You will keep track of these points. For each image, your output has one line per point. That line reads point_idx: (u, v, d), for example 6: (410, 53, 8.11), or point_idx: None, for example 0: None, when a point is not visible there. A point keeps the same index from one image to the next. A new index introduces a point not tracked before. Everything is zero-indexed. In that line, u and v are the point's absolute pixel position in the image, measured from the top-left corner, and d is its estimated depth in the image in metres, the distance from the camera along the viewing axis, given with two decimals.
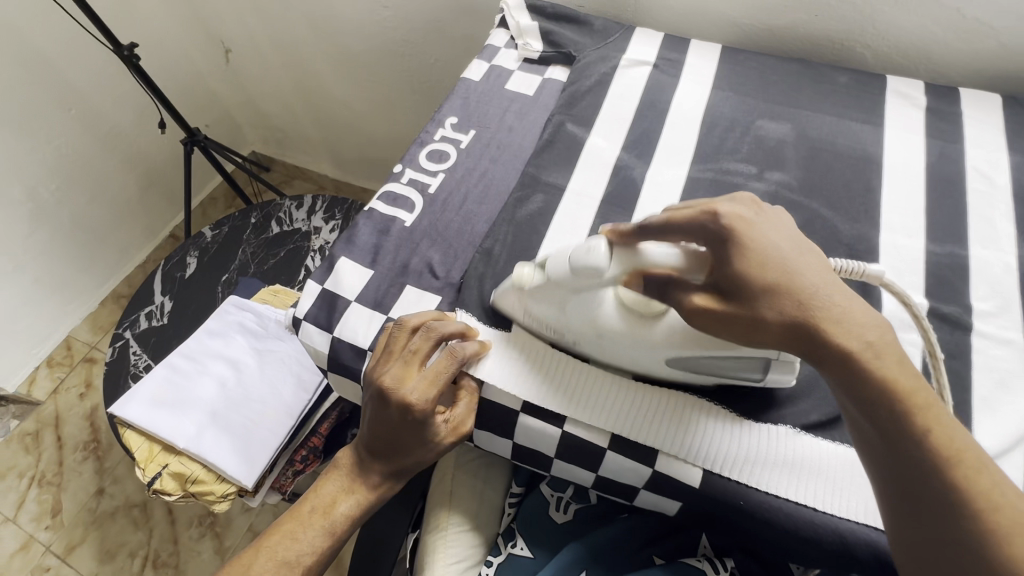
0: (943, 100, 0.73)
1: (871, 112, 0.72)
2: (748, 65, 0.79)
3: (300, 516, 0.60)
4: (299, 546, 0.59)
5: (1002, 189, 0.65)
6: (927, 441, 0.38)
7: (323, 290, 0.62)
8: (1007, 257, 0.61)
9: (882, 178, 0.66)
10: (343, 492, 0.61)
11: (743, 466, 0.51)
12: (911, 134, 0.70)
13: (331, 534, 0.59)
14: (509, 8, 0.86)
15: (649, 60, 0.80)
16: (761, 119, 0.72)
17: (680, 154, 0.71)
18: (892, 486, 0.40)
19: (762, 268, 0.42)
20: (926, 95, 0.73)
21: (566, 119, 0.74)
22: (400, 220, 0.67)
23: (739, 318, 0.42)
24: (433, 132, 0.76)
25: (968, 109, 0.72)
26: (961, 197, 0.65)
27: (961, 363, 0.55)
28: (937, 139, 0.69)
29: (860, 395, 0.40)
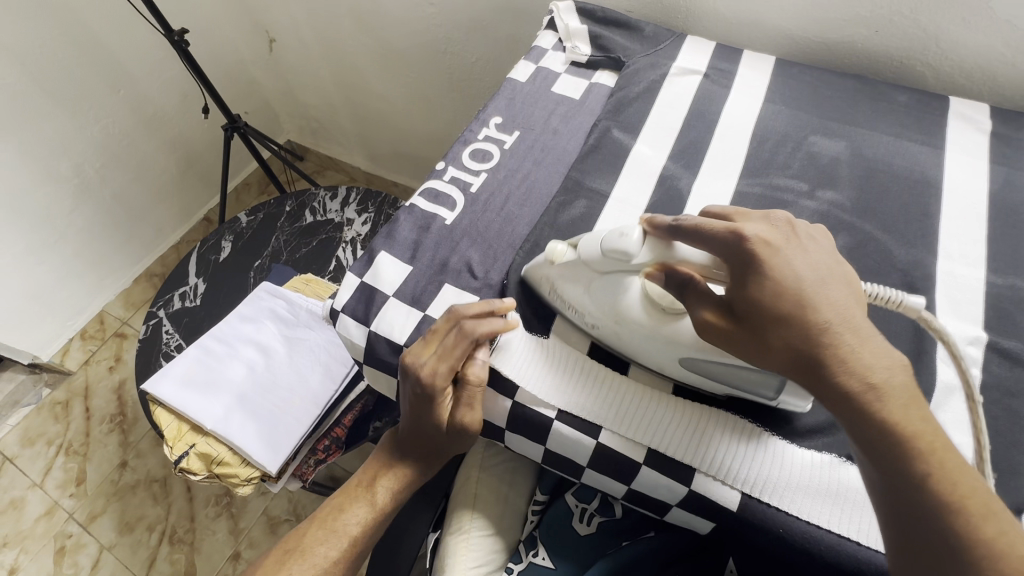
0: (1009, 125, 0.70)
1: (932, 134, 0.69)
2: (802, 79, 0.77)
3: (349, 490, 0.63)
4: (346, 517, 0.61)
5: None
6: (930, 488, 0.38)
7: (362, 282, 0.62)
8: None
9: (941, 202, 0.64)
10: (385, 470, 0.62)
11: (784, 492, 0.49)
12: (975, 159, 0.67)
13: (375, 507, 0.61)
14: (559, 11, 0.85)
15: (700, 69, 0.78)
16: (815, 135, 0.70)
17: (728, 166, 0.69)
18: (899, 530, 0.39)
19: (781, 294, 0.42)
20: (991, 119, 0.70)
21: (613, 125, 0.73)
22: (441, 218, 0.67)
23: (743, 341, 0.44)
24: (477, 131, 0.75)
25: None
26: None
27: (1020, 401, 0.52)
28: (1001, 165, 0.66)
29: (861, 438, 0.40)
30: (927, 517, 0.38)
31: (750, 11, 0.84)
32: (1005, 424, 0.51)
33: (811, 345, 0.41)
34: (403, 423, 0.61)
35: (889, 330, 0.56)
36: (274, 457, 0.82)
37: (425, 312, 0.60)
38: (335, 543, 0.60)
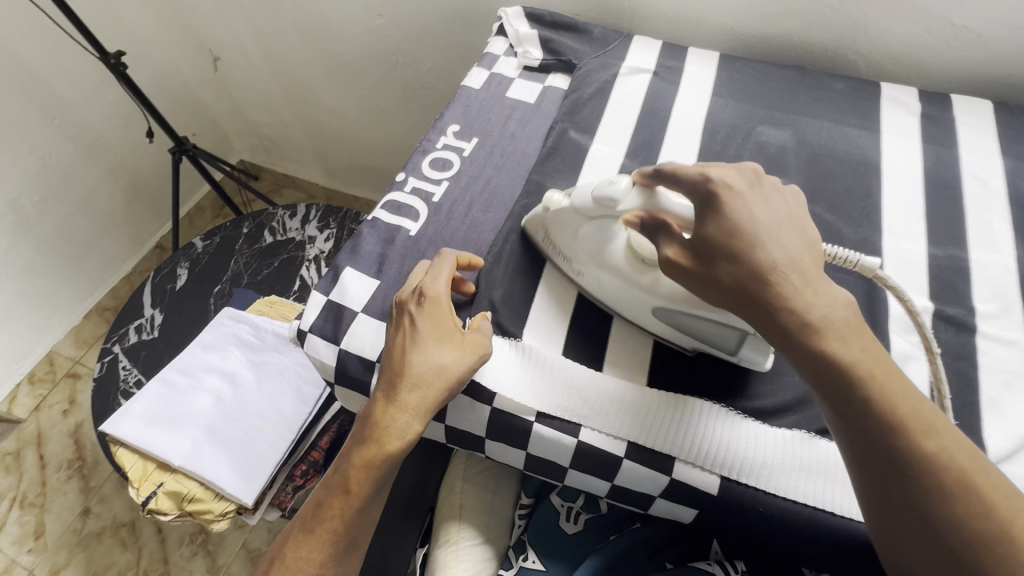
0: (937, 106, 0.74)
1: (868, 118, 0.73)
2: (745, 73, 0.80)
3: (329, 480, 0.54)
4: (326, 521, 0.53)
5: (998, 193, 0.67)
6: (874, 413, 0.39)
7: (329, 301, 0.61)
8: (1006, 260, 0.62)
9: (881, 182, 0.68)
10: (362, 445, 0.52)
11: (759, 471, 0.51)
12: (908, 140, 0.71)
13: (356, 492, 0.52)
14: (508, 17, 0.86)
15: (650, 68, 0.80)
16: (762, 125, 0.73)
17: (683, 160, 0.71)
18: (851, 457, 0.41)
19: (731, 235, 0.44)
20: (920, 102, 0.75)
21: (570, 126, 0.74)
22: (405, 229, 0.66)
23: (699, 277, 0.45)
24: (435, 140, 0.75)
25: (960, 115, 0.74)
26: (959, 201, 0.66)
27: (966, 364, 0.56)
28: (933, 145, 0.71)
29: (806, 369, 0.41)
30: (875, 441, 0.40)
31: (692, 11, 0.87)
32: (955, 386, 0.55)
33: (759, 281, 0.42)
34: (387, 376, 0.52)
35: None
36: (249, 488, 0.79)
37: None
38: (320, 535, 0.53)
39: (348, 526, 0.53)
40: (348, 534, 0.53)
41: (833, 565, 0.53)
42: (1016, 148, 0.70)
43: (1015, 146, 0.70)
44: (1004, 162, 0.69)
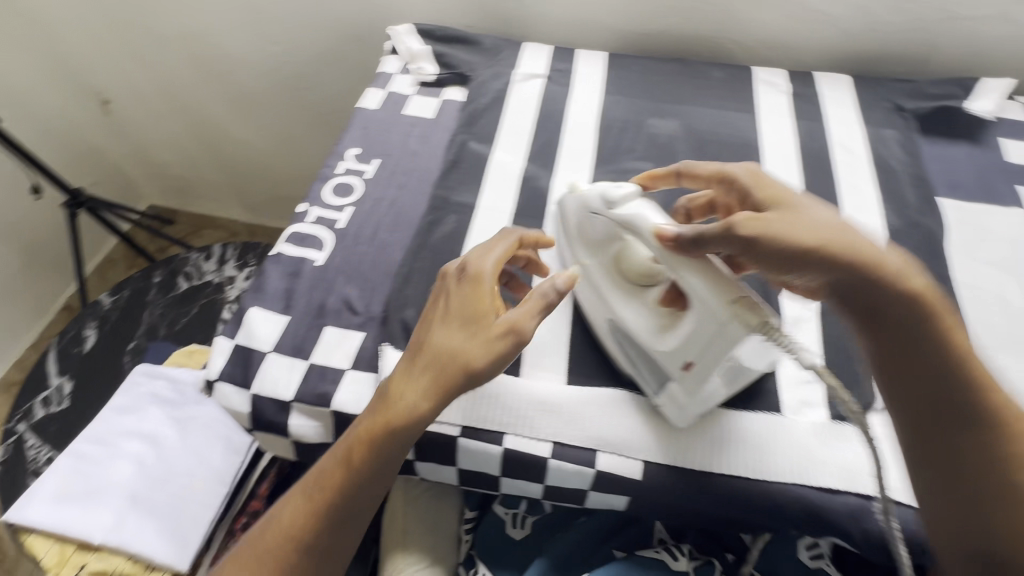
0: (803, 84, 0.81)
1: (745, 101, 0.79)
2: (632, 69, 0.83)
3: (319, 467, 0.51)
4: (296, 521, 0.50)
5: (863, 157, 0.73)
6: (966, 373, 0.46)
7: (236, 345, 0.59)
8: (876, 218, 0.67)
9: (762, 160, 0.72)
10: (367, 425, 0.49)
11: (680, 450, 0.53)
12: (782, 118, 0.77)
13: (341, 479, 0.49)
14: (398, 35, 0.86)
15: (542, 73, 0.82)
16: (651, 118, 0.77)
17: (581, 158, 0.73)
18: (949, 415, 0.46)
19: (805, 204, 0.50)
20: (789, 82, 0.81)
21: (469, 138, 0.75)
22: (310, 260, 0.65)
23: (786, 233, 0.47)
24: (335, 166, 0.73)
25: (824, 90, 0.80)
26: (831, 169, 0.72)
27: None
28: (804, 120, 0.76)
29: (915, 327, 0.46)
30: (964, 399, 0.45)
31: (576, 15, 0.91)
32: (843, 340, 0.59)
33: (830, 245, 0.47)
34: (416, 352, 0.50)
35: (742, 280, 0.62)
36: (184, 552, 0.74)
37: (309, 360, 0.58)
38: (299, 529, 0.50)
39: (328, 521, 0.50)
40: (322, 539, 0.50)
41: (763, 530, 0.55)
42: (874, 115, 0.77)
43: (873, 114, 0.77)
44: (865, 129, 0.75)
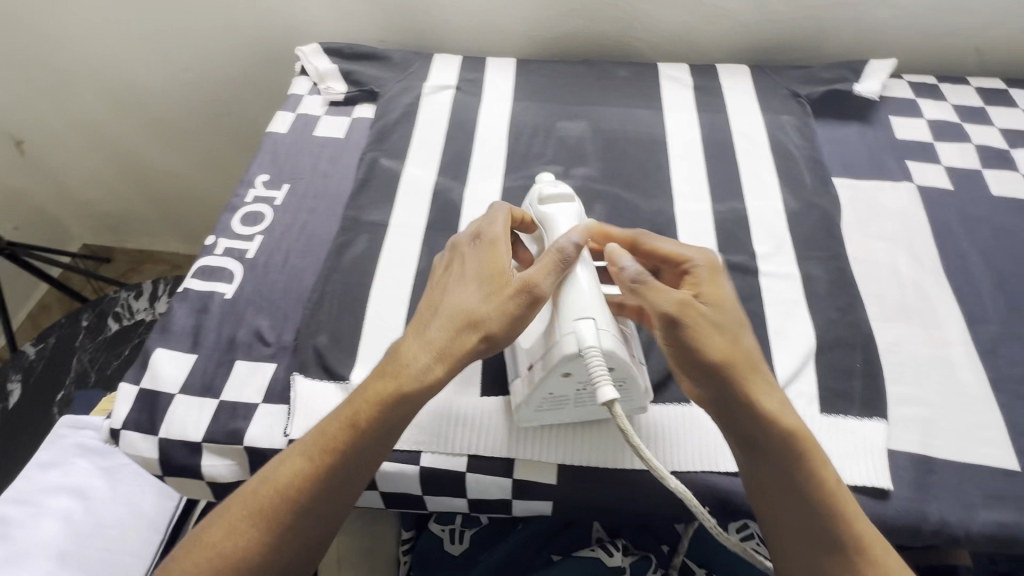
0: (705, 77, 0.83)
1: (650, 98, 0.80)
2: (540, 74, 0.84)
3: (314, 436, 0.48)
4: (278, 484, 0.46)
5: (762, 144, 0.75)
6: (831, 507, 0.46)
7: (141, 390, 0.57)
8: (775, 203, 0.70)
9: (668, 155, 0.74)
10: (378, 382, 0.48)
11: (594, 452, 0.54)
12: (685, 112, 0.79)
13: (337, 445, 0.47)
14: (305, 55, 0.85)
15: (451, 81, 0.82)
16: (560, 122, 0.78)
17: (492, 167, 0.73)
18: (807, 536, 0.46)
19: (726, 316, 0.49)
20: (691, 76, 0.83)
21: (379, 155, 0.74)
22: (219, 294, 0.63)
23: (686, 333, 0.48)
24: (243, 195, 0.72)
25: (725, 81, 0.82)
26: (733, 158, 0.74)
27: (755, 303, 0.62)
28: (706, 112, 0.79)
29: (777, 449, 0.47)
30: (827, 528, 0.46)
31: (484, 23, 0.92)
32: (749, 324, 0.60)
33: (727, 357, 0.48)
34: (427, 316, 0.50)
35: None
36: None
37: (220, 397, 0.56)
38: (276, 505, 0.46)
39: (310, 501, 0.46)
40: (308, 512, 0.46)
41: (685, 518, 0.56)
42: (771, 103, 0.80)
43: (770, 102, 0.80)
44: (763, 117, 0.78)
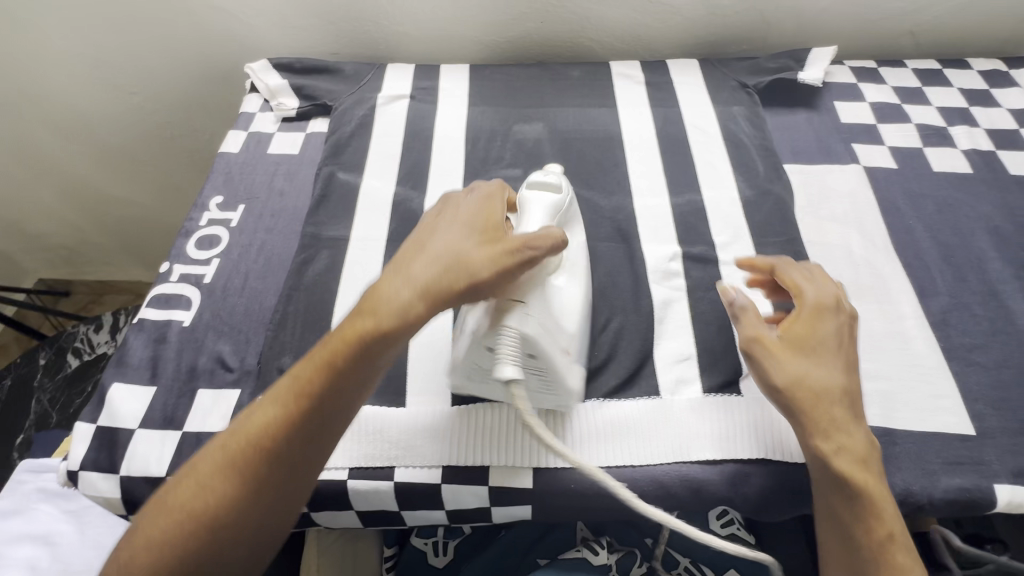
0: (874, 134, 0.73)
1: (812, 146, 0.72)
2: (695, 86, 0.79)
3: (352, 319, 0.45)
4: (354, 333, 0.44)
5: (933, 215, 0.65)
6: None
7: (260, 298, 0.63)
8: (937, 282, 0.60)
9: (811, 207, 0.66)
10: (417, 282, 0.45)
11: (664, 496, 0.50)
12: (845, 165, 0.70)
13: (380, 333, 0.43)
14: (378, 16, 0.85)
15: (635, 74, 0.81)
16: (702, 139, 0.73)
17: (620, 168, 0.71)
18: None
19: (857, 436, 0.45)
20: (863, 129, 0.73)
21: (513, 129, 0.75)
22: (331, 221, 0.67)
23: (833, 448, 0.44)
24: (376, 132, 0.76)
25: (896, 142, 0.72)
26: (890, 221, 0.65)
27: (889, 382, 0.53)
28: (871, 171, 0.69)
29: None
30: None
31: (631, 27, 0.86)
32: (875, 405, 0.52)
33: (857, 473, 0.44)
34: (481, 234, 0.46)
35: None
36: None
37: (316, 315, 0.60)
38: (308, 390, 0.43)
39: (339, 385, 0.44)
40: (369, 365, 0.44)
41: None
42: (962, 174, 0.68)
43: (961, 173, 0.68)
44: (945, 187, 0.67)
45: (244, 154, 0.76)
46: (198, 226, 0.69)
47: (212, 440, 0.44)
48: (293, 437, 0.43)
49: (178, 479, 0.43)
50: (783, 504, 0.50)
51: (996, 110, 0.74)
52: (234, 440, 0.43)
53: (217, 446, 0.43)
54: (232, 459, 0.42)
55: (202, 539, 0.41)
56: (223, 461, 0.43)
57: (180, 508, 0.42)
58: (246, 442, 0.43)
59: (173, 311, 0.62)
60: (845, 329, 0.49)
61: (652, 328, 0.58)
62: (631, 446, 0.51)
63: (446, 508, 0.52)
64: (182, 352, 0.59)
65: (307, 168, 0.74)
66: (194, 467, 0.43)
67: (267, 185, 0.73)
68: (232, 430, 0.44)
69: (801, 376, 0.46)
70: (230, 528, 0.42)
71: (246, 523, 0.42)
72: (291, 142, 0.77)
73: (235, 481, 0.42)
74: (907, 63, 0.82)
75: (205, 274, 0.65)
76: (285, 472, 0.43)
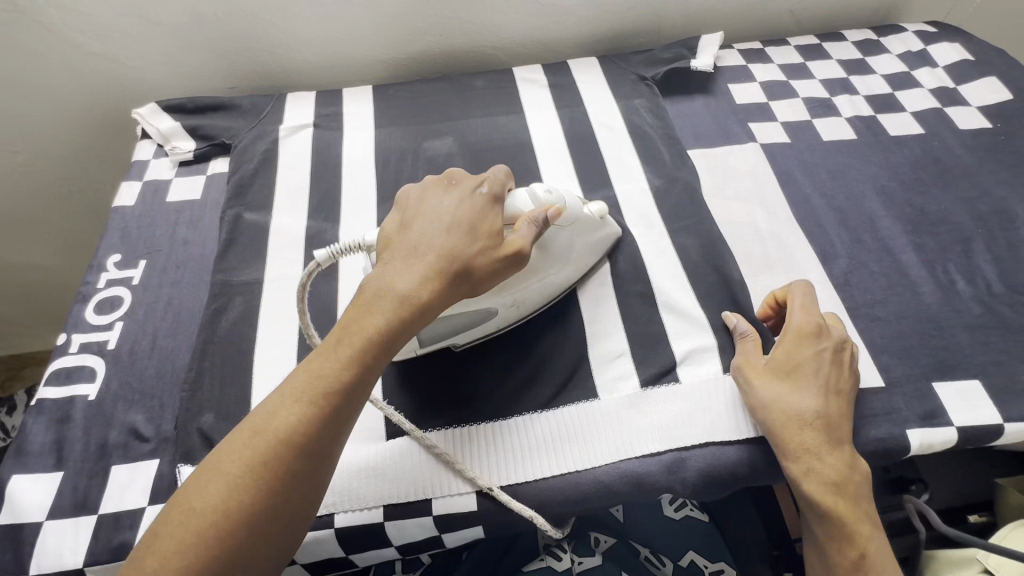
0: (766, 111, 0.76)
1: (711, 130, 0.75)
2: (595, 84, 0.80)
3: (366, 299, 0.45)
4: (373, 321, 0.44)
5: (826, 183, 0.69)
6: None
7: (171, 357, 0.59)
8: (835, 246, 0.63)
9: (716, 188, 0.69)
10: (437, 267, 0.46)
11: (608, 495, 0.51)
12: (743, 144, 0.73)
13: (403, 315, 0.44)
14: (269, 46, 0.82)
15: (538, 78, 0.82)
16: (607, 134, 0.74)
17: (531, 173, 0.71)
18: None
19: (833, 456, 0.48)
20: (755, 108, 0.77)
21: (422, 145, 0.75)
22: (241, 266, 0.64)
23: (802, 467, 0.48)
24: (279, 164, 0.73)
25: (785, 116, 0.76)
26: (787, 193, 0.68)
27: None
28: (767, 147, 0.72)
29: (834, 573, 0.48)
30: None
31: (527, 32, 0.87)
32: None
33: (827, 495, 0.47)
34: (478, 220, 0.49)
35: (720, 300, 0.59)
36: None
37: (231, 366, 0.57)
38: (332, 376, 0.42)
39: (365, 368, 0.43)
40: (392, 349, 0.45)
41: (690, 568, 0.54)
42: (847, 140, 0.72)
43: (846, 139, 0.72)
44: (833, 155, 0.71)
45: (140, 206, 0.71)
46: (96, 289, 0.65)
47: (229, 444, 0.40)
48: (324, 433, 0.41)
49: (193, 479, 0.40)
50: (724, 483, 0.52)
51: (871, 76, 0.80)
52: (254, 447, 0.40)
53: (234, 455, 0.40)
54: (259, 466, 0.39)
55: (239, 556, 0.38)
56: (248, 457, 0.39)
57: (203, 530, 0.38)
58: (271, 447, 0.40)
59: (75, 386, 0.57)
60: (830, 354, 0.51)
61: (584, 328, 0.58)
62: (565, 452, 0.52)
63: (395, 544, 0.51)
64: (89, 430, 0.55)
65: (211, 212, 0.71)
66: (208, 483, 0.39)
67: (169, 235, 0.69)
68: (246, 437, 0.40)
69: (775, 399, 0.50)
70: (272, 521, 0.39)
71: (285, 512, 0.40)
72: (191, 186, 0.73)
73: (269, 491, 0.39)
74: (789, 41, 0.86)
75: (108, 340, 0.60)
76: (321, 470, 0.41)
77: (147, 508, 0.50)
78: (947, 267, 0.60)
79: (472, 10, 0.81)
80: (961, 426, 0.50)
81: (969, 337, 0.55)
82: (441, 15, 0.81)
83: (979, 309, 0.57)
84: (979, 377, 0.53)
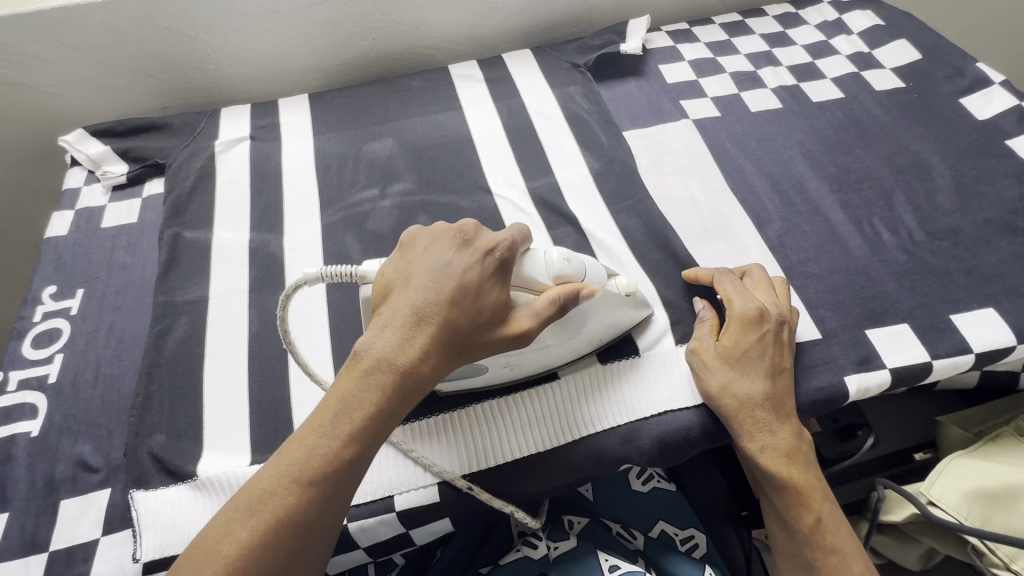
0: (695, 88, 0.79)
1: (645, 110, 0.77)
2: (530, 74, 0.81)
3: (362, 369, 0.42)
4: (374, 394, 0.41)
5: (756, 151, 0.71)
6: None
7: (116, 383, 0.58)
8: (768, 210, 0.66)
9: (652, 165, 0.71)
10: (434, 334, 0.42)
11: (571, 474, 0.52)
12: (676, 120, 0.75)
13: (402, 389, 0.42)
14: (199, 62, 0.81)
15: (474, 72, 0.83)
16: (543, 121, 0.76)
17: (473, 166, 0.72)
18: None
19: (781, 427, 0.49)
20: (685, 86, 0.79)
21: (358, 149, 0.74)
22: (185, 286, 0.63)
23: (758, 443, 0.49)
24: (216, 179, 0.72)
25: (715, 91, 0.78)
26: (721, 163, 0.70)
27: None
28: (698, 122, 0.75)
29: (796, 537, 0.49)
30: None
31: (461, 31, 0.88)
32: None
33: (782, 465, 0.49)
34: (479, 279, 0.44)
35: (663, 273, 0.60)
36: None
37: (181, 386, 0.56)
38: (328, 452, 0.40)
39: (364, 447, 0.41)
40: (391, 424, 0.42)
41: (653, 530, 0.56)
42: (772, 109, 0.75)
43: (771, 109, 0.75)
44: (761, 124, 0.74)
45: (73, 234, 0.69)
46: (32, 323, 0.63)
47: (224, 517, 0.38)
48: (325, 514, 0.39)
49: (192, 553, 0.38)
50: (681, 449, 0.53)
51: (792, 47, 0.83)
52: (251, 528, 0.38)
53: (230, 537, 0.37)
54: (258, 550, 0.37)
55: None
56: (246, 538, 0.37)
57: None
58: (268, 526, 0.38)
59: (16, 424, 0.55)
60: (772, 336, 0.52)
61: None
62: (523, 438, 0.52)
63: (361, 545, 0.51)
64: (34, 467, 0.53)
65: (149, 234, 0.69)
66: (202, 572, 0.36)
67: (107, 262, 0.67)
68: (242, 519, 0.38)
69: (725, 385, 0.50)
70: None
71: None
72: (127, 210, 0.72)
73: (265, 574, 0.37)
74: (714, 19, 0.89)
75: (48, 373, 0.59)
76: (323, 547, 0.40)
77: (100, 538, 0.49)
78: (872, 221, 0.63)
79: (402, 11, 0.82)
80: (894, 367, 0.53)
81: (895, 284, 0.58)
82: (371, 18, 0.81)
83: (904, 258, 0.60)
84: (908, 321, 0.56)
